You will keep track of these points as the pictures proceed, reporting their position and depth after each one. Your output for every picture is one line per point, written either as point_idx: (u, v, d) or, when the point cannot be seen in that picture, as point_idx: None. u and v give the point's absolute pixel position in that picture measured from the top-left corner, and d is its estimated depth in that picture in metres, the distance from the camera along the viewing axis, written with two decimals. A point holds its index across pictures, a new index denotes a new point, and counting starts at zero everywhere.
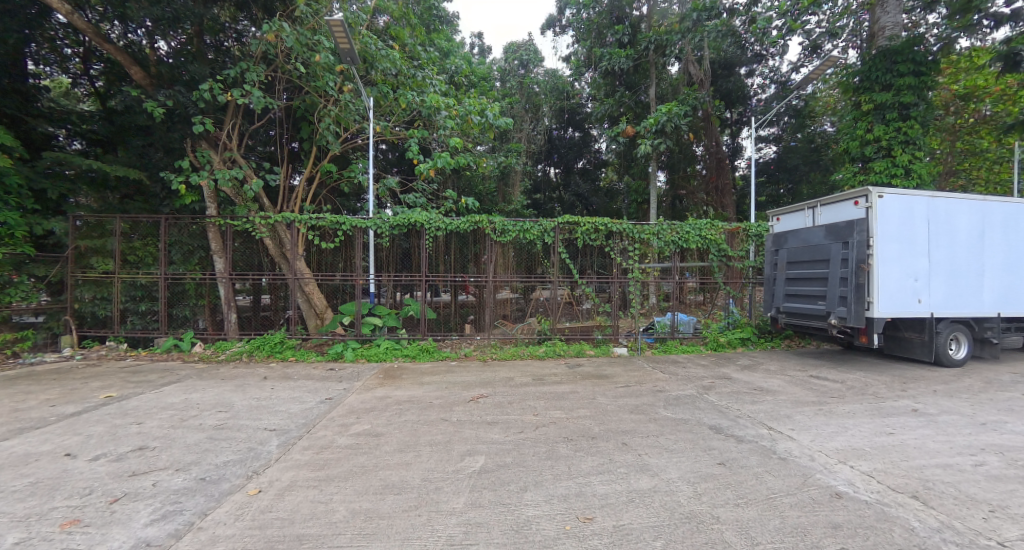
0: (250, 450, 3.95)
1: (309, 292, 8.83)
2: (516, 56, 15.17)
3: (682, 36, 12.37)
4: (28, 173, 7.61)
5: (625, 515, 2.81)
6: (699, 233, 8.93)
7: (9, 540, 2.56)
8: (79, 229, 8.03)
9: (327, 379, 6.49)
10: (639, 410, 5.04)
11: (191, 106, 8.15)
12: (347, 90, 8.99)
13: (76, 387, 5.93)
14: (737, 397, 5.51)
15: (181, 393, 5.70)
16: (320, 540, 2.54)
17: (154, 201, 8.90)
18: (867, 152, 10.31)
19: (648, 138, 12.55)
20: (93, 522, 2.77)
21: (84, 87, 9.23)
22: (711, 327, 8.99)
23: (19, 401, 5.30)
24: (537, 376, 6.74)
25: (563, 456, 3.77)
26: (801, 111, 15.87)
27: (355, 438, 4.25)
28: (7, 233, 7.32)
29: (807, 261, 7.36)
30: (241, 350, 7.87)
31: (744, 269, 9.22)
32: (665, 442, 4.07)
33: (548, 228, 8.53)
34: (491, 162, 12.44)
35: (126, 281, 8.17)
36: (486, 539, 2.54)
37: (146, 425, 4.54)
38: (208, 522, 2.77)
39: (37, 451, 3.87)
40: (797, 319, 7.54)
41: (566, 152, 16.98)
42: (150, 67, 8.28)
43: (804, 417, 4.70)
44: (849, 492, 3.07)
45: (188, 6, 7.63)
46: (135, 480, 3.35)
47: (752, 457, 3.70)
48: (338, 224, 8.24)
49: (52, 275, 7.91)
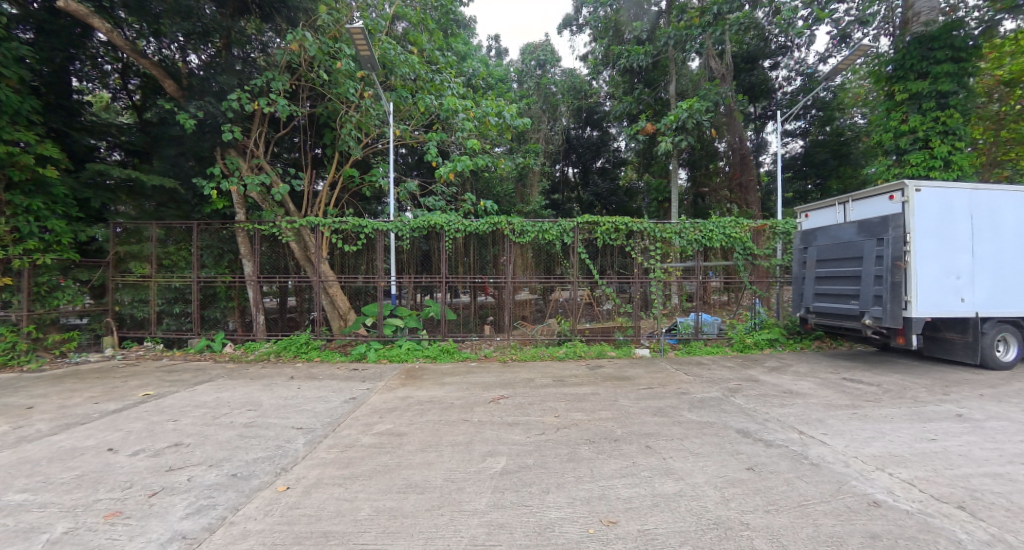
0: (278, 447, 4.05)
1: (333, 293, 9.03)
2: (533, 57, 15.13)
3: (703, 31, 11.88)
4: (73, 184, 7.99)
5: (650, 519, 2.76)
6: (723, 231, 8.69)
7: (58, 529, 2.69)
8: (119, 236, 8.46)
9: (351, 379, 6.61)
10: (663, 413, 4.94)
11: (219, 117, 8.40)
12: (367, 96, 9.19)
13: (117, 385, 6.21)
14: (766, 400, 5.36)
15: (213, 392, 5.91)
16: (346, 537, 2.58)
17: (187, 208, 9.22)
18: (902, 143, 9.89)
19: (669, 136, 12.34)
20: (134, 514, 2.88)
21: (123, 101, 9.61)
22: (736, 328, 8.77)
23: (66, 398, 5.59)
24: (558, 377, 6.72)
25: (585, 458, 3.74)
26: (830, 104, 15.30)
27: (378, 437, 4.30)
28: (54, 239, 7.73)
29: (836, 258, 7.07)
30: (269, 350, 8.10)
31: (771, 268, 8.97)
32: (691, 445, 3.99)
33: (567, 228, 8.46)
34: (510, 163, 12.41)
35: (161, 284, 8.51)
36: (509, 539, 2.54)
37: (181, 422, 4.72)
38: (240, 517, 2.85)
39: (81, 446, 4.05)
40: (827, 319, 7.26)
41: (584, 152, 16.91)
42: (182, 80, 8.55)
43: (837, 421, 4.53)
44: (887, 501, 2.94)
45: (216, 20, 8.15)
46: (172, 475, 3.47)
47: (782, 462, 3.57)
48: (360, 226, 8.39)
49: (95, 279, 8.28)
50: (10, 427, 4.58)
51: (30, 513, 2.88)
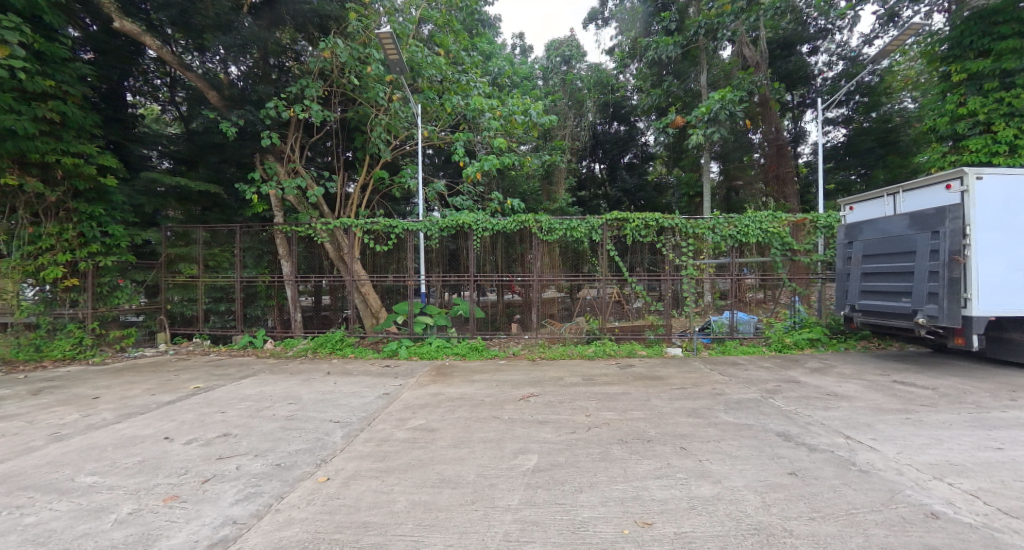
0: (318, 440, 4.19)
1: (365, 292, 9.31)
2: (558, 53, 14.98)
3: (735, 18, 11.53)
4: (130, 192, 8.47)
5: (687, 522, 2.69)
6: (760, 227, 8.35)
7: (123, 510, 2.87)
8: (170, 239, 8.88)
9: (384, 376, 6.77)
10: (697, 414, 4.82)
11: (259, 124, 8.83)
12: (396, 99, 9.34)
13: (169, 379, 6.57)
14: (807, 402, 5.13)
15: (257, 385, 6.17)
16: (384, 528, 2.64)
17: (229, 211, 9.62)
18: (960, 127, 9.29)
19: (701, 128, 11.98)
20: (189, 498, 3.05)
21: (171, 113, 10.00)
22: (775, 327, 8.40)
23: (126, 390, 5.97)
24: (587, 376, 6.65)
25: (618, 458, 3.69)
26: (875, 89, 14.51)
27: (411, 432, 4.37)
28: (114, 243, 8.27)
29: (886, 253, 6.69)
30: (306, 347, 8.37)
31: (811, 264, 8.52)
32: (728, 448, 3.87)
33: (595, 226, 8.33)
34: (537, 160, 12.36)
35: (208, 283, 8.93)
36: (543, 537, 2.53)
37: (228, 414, 4.95)
38: (284, 505, 2.96)
39: (140, 434, 4.31)
40: (875, 318, 6.87)
41: (611, 148, 16.52)
42: (224, 90, 8.82)
43: (887, 427, 4.29)
44: (947, 512, 2.76)
45: (254, 32, 8.36)
46: (222, 463, 3.64)
47: (827, 468, 3.42)
48: (390, 227, 8.58)
49: (149, 279, 8.80)
50: (80, 415, 4.93)
51: (99, 495, 3.10)
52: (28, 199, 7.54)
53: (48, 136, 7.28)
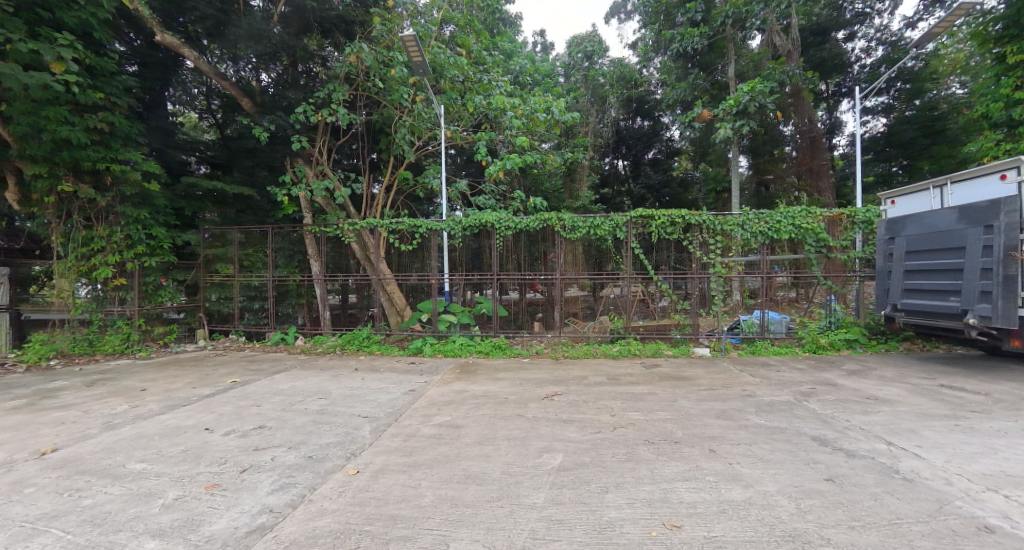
0: (347, 434, 4.28)
1: (391, 291, 9.52)
2: (579, 49, 14.81)
3: (765, 5, 11.19)
4: (171, 196, 8.90)
5: (718, 526, 2.62)
6: (793, 223, 8.02)
7: (169, 495, 3.01)
8: (207, 240, 9.20)
9: (409, 372, 6.86)
10: (727, 416, 4.69)
11: (289, 128, 9.07)
12: (420, 101, 9.36)
13: (208, 373, 6.85)
14: (845, 406, 4.92)
15: (289, 380, 6.37)
16: (413, 521, 2.67)
17: (262, 213, 9.93)
18: (1015, 113, 8.74)
19: (728, 121, 11.66)
20: (229, 486, 3.16)
21: (208, 121, 10.38)
22: (808, 328, 8.15)
23: (169, 383, 6.27)
24: (612, 376, 6.57)
25: (645, 459, 3.62)
26: (920, 74, 13.72)
27: (437, 429, 4.42)
28: (157, 245, 8.66)
29: (931, 249, 6.35)
30: (334, 344, 8.57)
31: (849, 261, 8.12)
32: (760, 451, 3.75)
33: (620, 223, 8.17)
34: (559, 158, 12.29)
35: (243, 282, 9.25)
36: (569, 536, 2.51)
37: (263, 407, 5.13)
38: (317, 496, 3.03)
39: (183, 425, 4.51)
40: (919, 318, 6.52)
41: (634, 143, 16.42)
42: (257, 97, 9.15)
43: (934, 433, 4.06)
44: (1002, 526, 2.59)
45: (284, 39, 8.69)
46: (258, 454, 3.77)
47: (868, 475, 3.26)
48: (415, 227, 8.69)
49: (189, 279, 9.24)
50: (129, 406, 5.19)
51: (148, 480, 3.26)
52: (82, 204, 7.96)
53: (99, 145, 7.66)
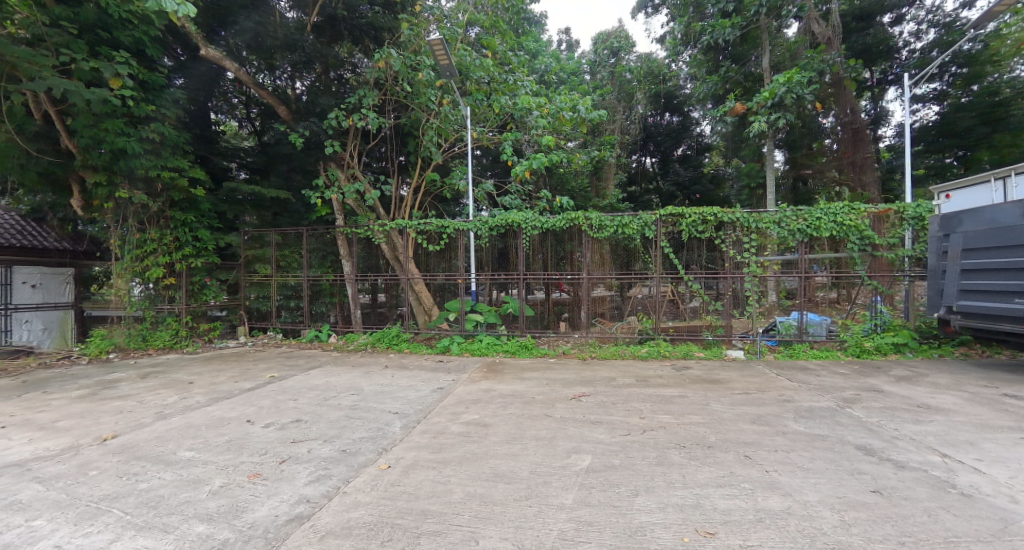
0: (379, 429, 4.37)
1: (419, 290, 9.64)
2: (606, 46, 14.67)
3: None
4: (215, 201, 9.36)
5: (754, 535, 2.53)
6: (833, 220, 7.62)
7: (215, 483, 3.15)
8: (247, 242, 9.63)
9: (437, 370, 6.94)
10: (763, 421, 4.52)
11: (323, 134, 9.26)
12: (446, 103, 9.56)
13: (248, 368, 7.15)
14: (893, 414, 4.64)
15: (323, 376, 6.56)
16: (443, 516, 2.70)
17: (297, 216, 10.35)
18: None
19: (762, 115, 11.27)
20: (269, 476, 3.28)
21: (247, 128, 10.89)
22: (851, 331, 7.76)
23: (214, 376, 6.57)
24: (641, 377, 6.44)
25: (676, 463, 3.53)
26: (977, 57, 12.76)
27: (465, 426, 4.45)
28: (202, 247, 9.12)
29: (992, 247, 5.92)
30: (365, 342, 8.78)
31: (896, 260, 7.65)
32: (799, 459, 3.59)
33: (648, 222, 8.01)
34: (585, 157, 12.17)
35: (279, 282, 9.58)
36: (598, 539, 2.48)
37: (300, 401, 5.30)
38: (351, 488, 3.11)
39: (227, 416, 4.72)
40: (980, 320, 6.08)
41: (663, 140, 16.10)
42: (292, 104, 9.51)
43: (994, 446, 3.78)
44: None
45: (315, 48, 8.89)
46: (296, 446, 3.90)
47: (919, 488, 3.07)
48: (442, 227, 8.81)
49: (231, 278, 9.67)
50: (178, 397, 5.48)
51: (197, 467, 3.42)
52: (136, 209, 8.38)
53: (151, 155, 7.99)
